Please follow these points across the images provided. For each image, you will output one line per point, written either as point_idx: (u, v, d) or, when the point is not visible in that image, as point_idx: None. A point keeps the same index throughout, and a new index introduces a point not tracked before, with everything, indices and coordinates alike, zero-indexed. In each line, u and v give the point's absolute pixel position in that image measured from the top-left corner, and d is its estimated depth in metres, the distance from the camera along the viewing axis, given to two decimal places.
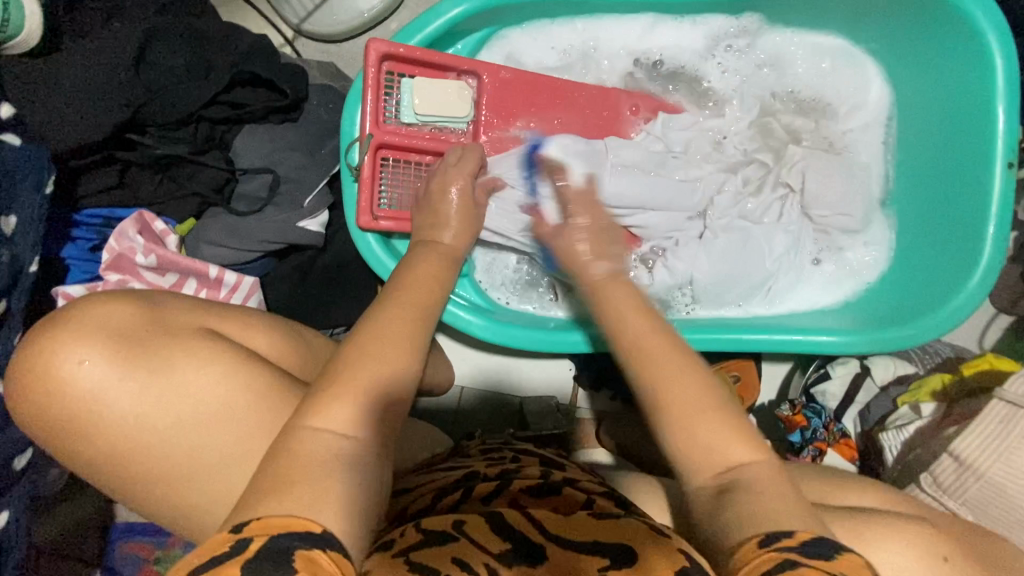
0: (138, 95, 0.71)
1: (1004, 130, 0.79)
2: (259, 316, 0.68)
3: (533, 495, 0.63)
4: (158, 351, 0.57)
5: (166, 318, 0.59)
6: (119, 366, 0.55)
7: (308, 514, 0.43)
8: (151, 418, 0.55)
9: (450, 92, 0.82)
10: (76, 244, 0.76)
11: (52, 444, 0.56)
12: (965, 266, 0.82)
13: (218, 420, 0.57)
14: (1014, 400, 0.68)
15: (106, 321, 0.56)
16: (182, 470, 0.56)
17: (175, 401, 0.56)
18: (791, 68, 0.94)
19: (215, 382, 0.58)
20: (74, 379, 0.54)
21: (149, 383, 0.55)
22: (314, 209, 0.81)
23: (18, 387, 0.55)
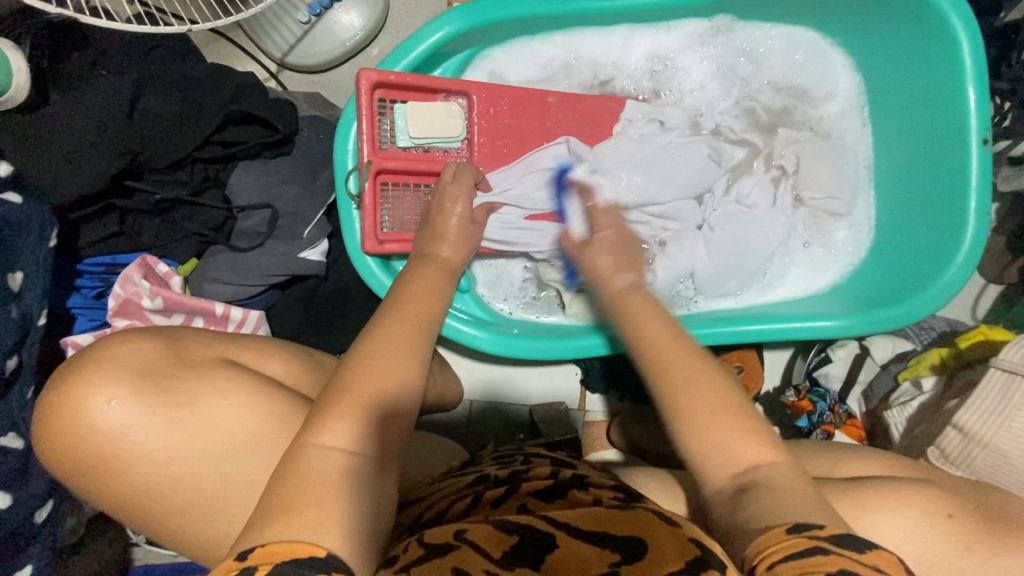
0: (136, 143, 0.72)
1: (975, 108, 0.82)
2: (255, 342, 0.70)
3: (539, 499, 0.65)
4: (182, 388, 0.59)
5: (186, 354, 0.63)
6: (145, 404, 0.57)
7: (312, 539, 0.45)
8: (182, 454, 0.58)
9: (440, 112, 0.83)
10: (81, 292, 0.77)
11: (81, 484, 0.58)
12: (951, 242, 0.84)
13: (244, 450, 0.60)
14: (1011, 368, 0.70)
15: (130, 361, 0.58)
16: (214, 502, 0.59)
17: (204, 434, 0.59)
18: (768, 63, 0.97)
19: (239, 413, 0.61)
20: (103, 422, 0.55)
21: (176, 419, 0.58)
22: (313, 239, 0.82)
23: (43, 431, 0.57)
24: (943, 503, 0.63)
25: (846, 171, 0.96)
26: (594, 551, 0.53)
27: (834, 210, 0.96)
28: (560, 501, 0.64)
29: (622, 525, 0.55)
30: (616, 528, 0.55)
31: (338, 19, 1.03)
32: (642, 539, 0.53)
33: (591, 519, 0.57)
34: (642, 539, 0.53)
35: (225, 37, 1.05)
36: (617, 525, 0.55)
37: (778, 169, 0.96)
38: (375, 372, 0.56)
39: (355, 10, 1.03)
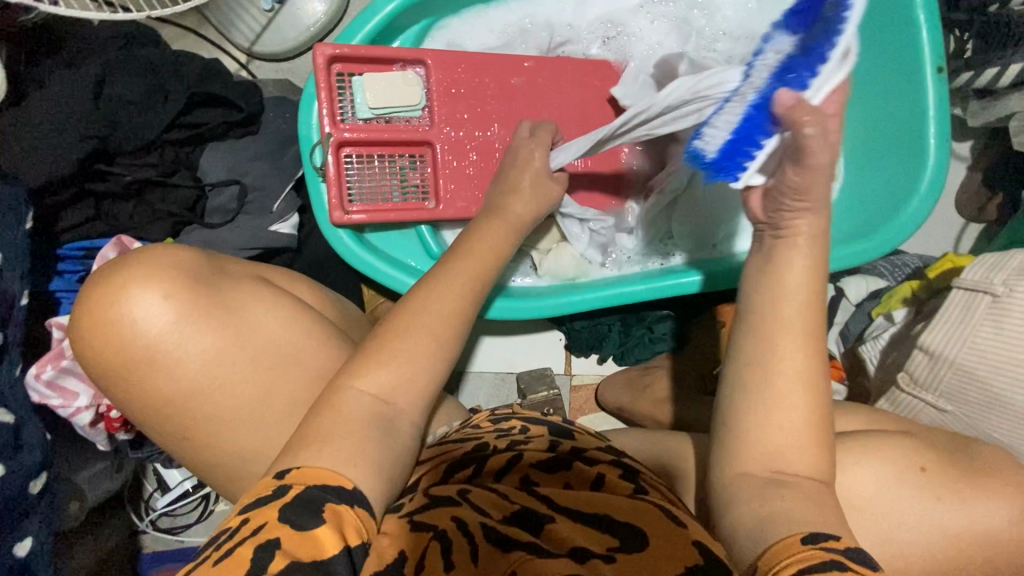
0: (103, 127, 0.75)
1: (928, 38, 0.82)
2: (287, 272, 0.76)
3: (545, 471, 0.66)
4: (238, 295, 0.64)
5: (227, 270, 0.67)
6: (191, 307, 0.61)
7: (338, 471, 0.53)
8: (227, 356, 0.62)
9: (398, 81, 0.85)
10: (64, 277, 0.80)
11: (117, 390, 0.61)
12: (914, 175, 0.85)
13: (279, 361, 0.64)
14: (971, 286, 0.70)
15: (193, 266, 0.64)
16: (240, 412, 0.63)
17: (250, 340, 0.63)
18: (724, 14, 0.97)
19: (279, 323, 0.65)
20: (161, 312, 0.60)
21: (219, 324, 0.62)
22: (283, 212, 0.85)
23: (88, 326, 0.60)
24: (918, 456, 0.65)
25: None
26: (596, 534, 0.54)
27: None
28: (564, 474, 0.65)
29: (626, 514, 0.56)
30: (621, 516, 0.56)
31: (301, 6, 1.06)
32: (645, 534, 0.54)
33: (595, 504, 0.58)
34: (644, 532, 0.54)
35: (195, 32, 1.08)
36: (627, 515, 0.56)
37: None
38: (370, 368, 0.60)
39: None
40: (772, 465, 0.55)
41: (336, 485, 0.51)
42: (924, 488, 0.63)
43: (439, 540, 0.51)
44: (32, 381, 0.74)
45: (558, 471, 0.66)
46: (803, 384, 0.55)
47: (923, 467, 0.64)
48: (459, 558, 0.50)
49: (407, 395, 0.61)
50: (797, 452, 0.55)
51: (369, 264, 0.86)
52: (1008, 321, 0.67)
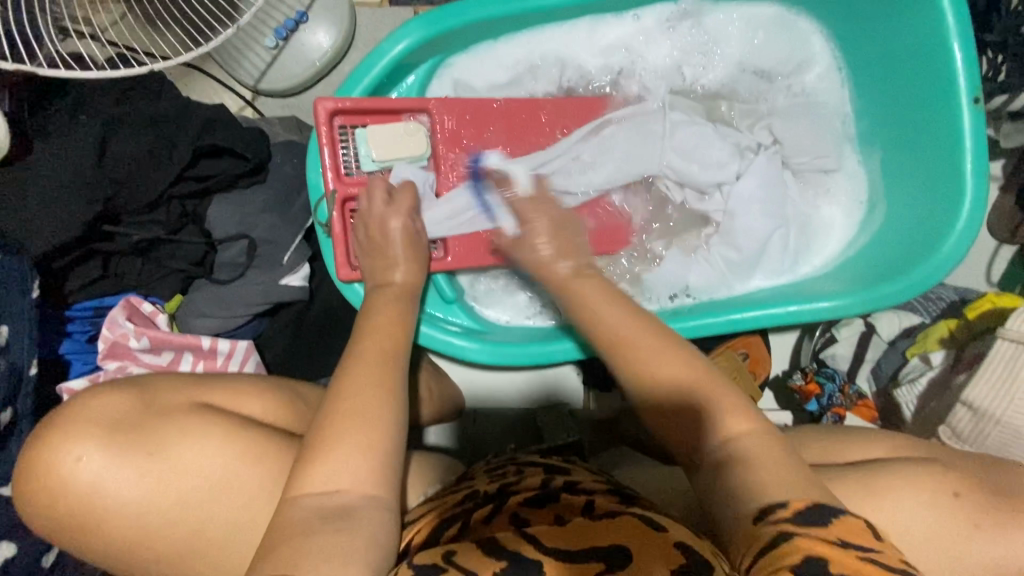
0: (108, 189, 0.73)
1: (962, 66, 0.78)
2: (239, 380, 0.70)
3: (532, 506, 0.63)
4: (155, 438, 0.60)
5: (157, 402, 0.63)
6: (118, 453, 0.58)
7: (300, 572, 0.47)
8: (156, 505, 0.59)
9: (399, 131, 0.83)
10: (73, 338, 0.78)
11: (79, 521, 0.57)
12: (948, 209, 0.80)
13: (236, 476, 0.61)
14: (1018, 338, 0.67)
15: (96, 415, 0.60)
16: (202, 544, 0.60)
17: (177, 481, 0.59)
18: (729, 46, 0.93)
19: (216, 444, 0.62)
20: (76, 478, 0.57)
21: (147, 466, 0.59)
22: (293, 264, 0.82)
23: (26, 494, 0.58)
24: (949, 481, 0.61)
25: (825, 139, 0.92)
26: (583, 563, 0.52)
27: (821, 173, 0.93)
28: (553, 506, 0.62)
29: (606, 535, 0.55)
30: (599, 541, 0.54)
31: (306, 41, 1.03)
32: (627, 547, 0.53)
33: (582, 534, 0.56)
34: (628, 549, 0.53)
35: (200, 71, 1.07)
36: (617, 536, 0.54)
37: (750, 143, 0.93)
38: None
39: (321, 30, 1.03)
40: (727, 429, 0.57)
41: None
42: (976, 555, 0.57)
43: None
44: None
45: (547, 503, 0.63)
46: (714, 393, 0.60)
47: (956, 492, 0.60)
48: None
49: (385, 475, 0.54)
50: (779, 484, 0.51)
51: None
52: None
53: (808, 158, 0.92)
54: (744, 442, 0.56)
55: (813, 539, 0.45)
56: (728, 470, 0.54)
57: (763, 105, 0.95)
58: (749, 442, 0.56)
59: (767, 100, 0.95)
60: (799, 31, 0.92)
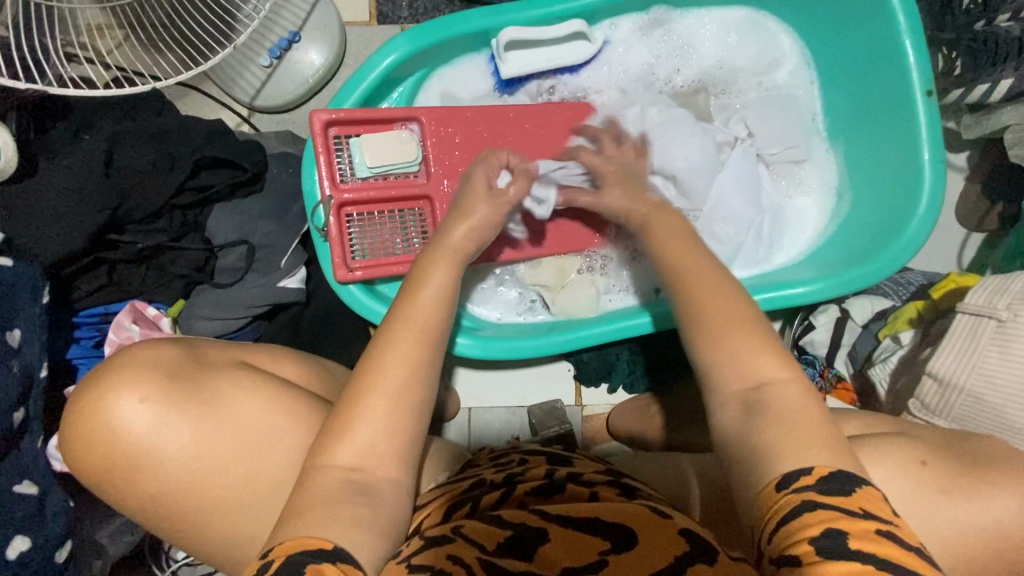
0: (114, 199, 0.77)
1: (915, 62, 0.83)
2: (269, 348, 0.76)
3: (537, 496, 0.65)
4: (208, 388, 0.66)
5: (206, 358, 0.70)
6: (174, 399, 0.64)
7: (318, 534, 0.51)
8: (203, 452, 0.64)
9: (393, 139, 0.88)
10: (80, 344, 0.81)
11: (124, 466, 0.63)
12: (910, 195, 0.85)
13: (266, 444, 0.66)
14: (975, 311, 0.71)
15: (156, 363, 0.66)
16: (227, 502, 0.65)
17: (227, 428, 0.65)
18: (705, 47, 0.98)
19: (258, 405, 0.67)
20: (132, 420, 0.63)
21: (199, 412, 0.65)
22: (290, 268, 0.86)
23: (79, 435, 0.63)
24: (915, 449, 0.62)
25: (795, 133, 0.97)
26: (584, 539, 0.56)
27: (792, 163, 0.98)
28: (560, 498, 0.65)
29: (615, 514, 0.58)
30: (605, 516, 0.58)
31: (299, 59, 1.09)
32: (637, 532, 0.56)
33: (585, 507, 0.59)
34: (634, 533, 0.56)
35: (198, 90, 1.12)
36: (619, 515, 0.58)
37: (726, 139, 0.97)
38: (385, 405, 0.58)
39: (314, 48, 1.09)
40: (751, 381, 0.55)
41: (315, 546, 0.50)
42: (953, 523, 0.59)
43: None
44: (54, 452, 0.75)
45: (553, 495, 0.65)
46: (745, 331, 0.57)
47: (923, 460, 0.61)
48: None
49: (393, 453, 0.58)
50: (800, 445, 0.50)
51: (378, 314, 0.87)
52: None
53: (779, 149, 0.96)
54: (781, 388, 0.54)
55: (834, 510, 0.45)
56: (755, 423, 0.52)
57: (734, 104, 1.00)
58: (783, 391, 0.54)
59: (741, 95, 1.00)
60: (766, 33, 0.98)
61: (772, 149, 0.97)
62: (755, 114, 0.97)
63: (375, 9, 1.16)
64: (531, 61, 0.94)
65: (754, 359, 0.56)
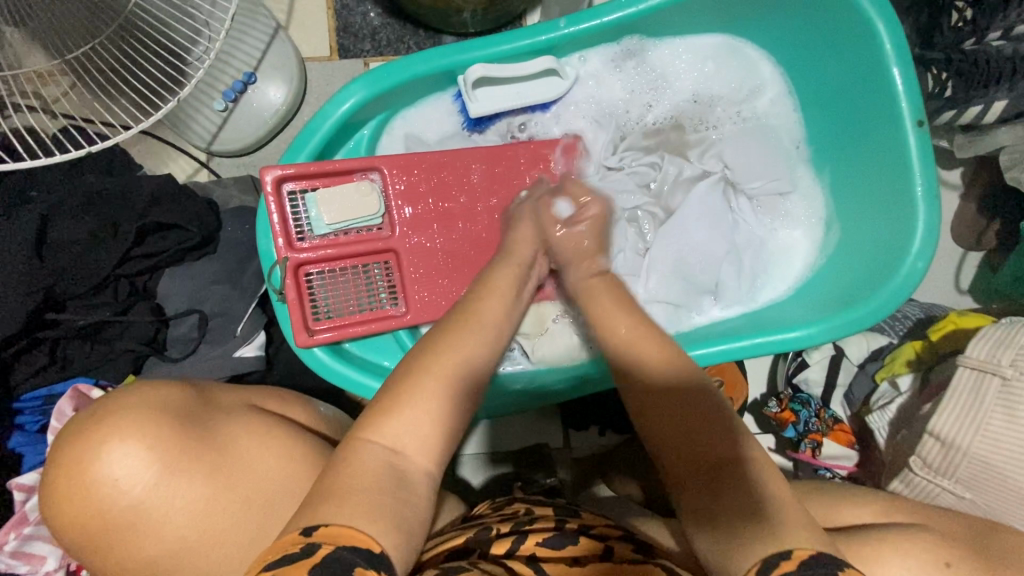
0: (48, 276, 0.72)
1: (904, 89, 0.78)
2: (277, 391, 0.74)
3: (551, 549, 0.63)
4: (217, 436, 0.61)
5: (215, 400, 0.65)
6: (180, 450, 0.58)
7: (364, 530, 0.46)
8: (210, 508, 0.58)
9: (352, 193, 0.82)
10: (24, 430, 0.76)
11: (118, 525, 0.56)
12: (905, 228, 0.80)
13: (278, 497, 0.61)
14: (978, 365, 0.66)
15: (161, 404, 0.60)
16: (229, 563, 0.58)
17: (239, 479, 0.60)
18: (679, 78, 0.94)
19: (272, 459, 0.62)
20: (129, 476, 0.56)
21: (207, 464, 0.59)
22: (247, 335, 0.81)
23: (63, 491, 0.56)
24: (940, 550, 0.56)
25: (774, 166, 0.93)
26: None
27: (775, 195, 0.93)
28: (571, 548, 0.63)
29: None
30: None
31: (257, 100, 1.03)
32: None
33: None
34: None
35: (152, 136, 1.07)
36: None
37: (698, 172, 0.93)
38: None
39: (272, 89, 1.03)
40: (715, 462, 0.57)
41: (364, 545, 0.45)
42: None
43: None
44: None
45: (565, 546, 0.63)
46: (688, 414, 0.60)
47: (948, 563, 0.56)
48: None
49: None
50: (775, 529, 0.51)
51: (346, 378, 0.82)
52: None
53: (761, 182, 0.92)
54: (747, 468, 0.56)
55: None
56: (726, 498, 0.54)
57: (711, 133, 0.94)
58: (749, 469, 0.56)
59: (718, 127, 0.94)
60: (742, 60, 0.93)
61: (752, 179, 0.92)
62: (732, 145, 0.93)
63: (336, 43, 1.10)
64: (499, 99, 0.88)
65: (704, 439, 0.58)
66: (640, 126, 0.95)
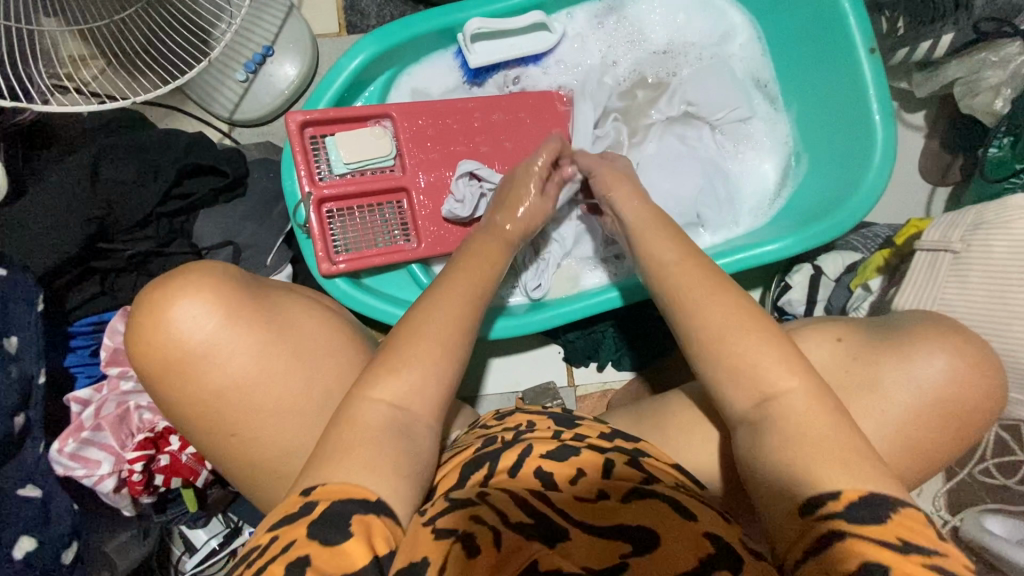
0: (101, 209, 0.80)
1: (855, 21, 0.87)
2: (305, 293, 0.80)
3: (552, 456, 0.59)
4: (275, 305, 0.69)
5: (262, 281, 0.72)
6: (244, 307, 0.65)
7: (359, 484, 0.52)
8: (267, 360, 0.66)
9: (368, 136, 0.91)
10: (76, 352, 0.84)
11: (187, 370, 0.64)
12: (865, 147, 0.88)
13: (324, 360, 0.69)
14: (932, 247, 0.76)
15: (225, 272, 0.68)
16: (279, 417, 0.66)
17: (293, 339, 0.68)
18: (656, 31, 1.04)
19: (319, 328, 0.71)
20: (201, 321, 0.64)
21: (266, 323, 0.67)
22: (275, 265, 0.91)
23: (145, 327, 0.64)
24: (830, 329, 0.71)
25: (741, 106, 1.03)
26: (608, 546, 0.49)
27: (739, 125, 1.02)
28: (574, 458, 0.58)
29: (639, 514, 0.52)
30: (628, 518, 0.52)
31: (274, 72, 1.13)
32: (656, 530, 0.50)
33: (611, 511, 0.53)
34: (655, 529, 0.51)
35: (179, 109, 1.16)
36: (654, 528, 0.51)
37: (667, 117, 1.03)
38: (377, 379, 0.58)
39: (287, 62, 1.13)
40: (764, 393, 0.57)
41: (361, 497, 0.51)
42: None
43: (461, 542, 0.48)
44: (55, 455, 0.77)
45: (567, 453, 0.59)
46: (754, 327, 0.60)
47: (837, 338, 0.70)
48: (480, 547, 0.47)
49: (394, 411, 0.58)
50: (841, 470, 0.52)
51: (365, 304, 0.90)
52: (1013, 225, 0.72)
53: (725, 115, 1.02)
54: (785, 401, 0.56)
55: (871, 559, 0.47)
56: (768, 427, 0.56)
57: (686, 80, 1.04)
58: (800, 401, 0.56)
59: (686, 74, 1.04)
60: (711, 12, 1.03)
61: (722, 117, 1.02)
62: (703, 87, 1.02)
63: (344, 20, 1.20)
64: (495, 51, 0.98)
65: (780, 370, 0.57)
66: (623, 75, 1.04)
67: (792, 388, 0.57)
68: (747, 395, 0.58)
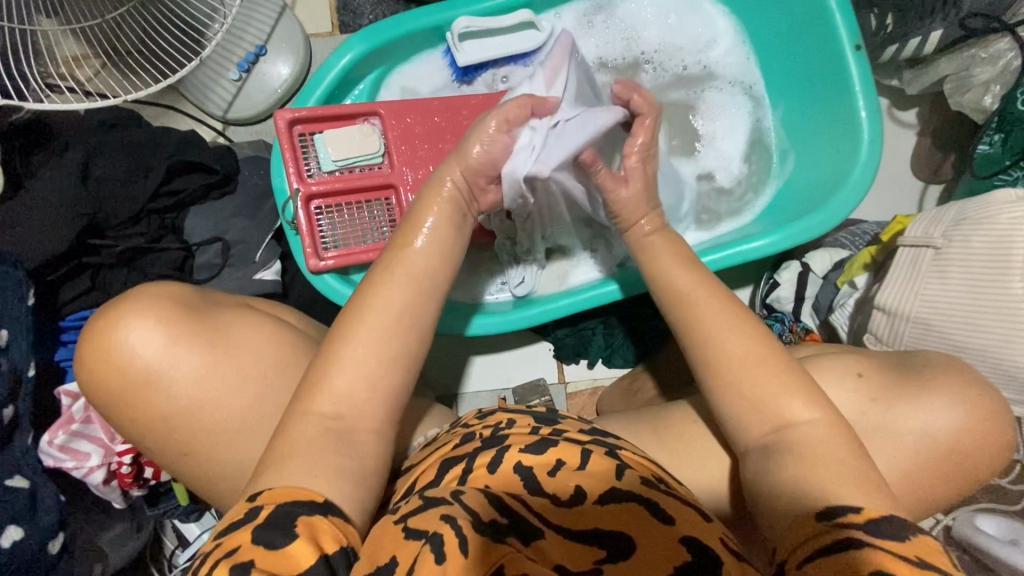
0: (92, 205, 0.82)
1: (841, 18, 0.87)
2: (268, 300, 0.80)
3: (531, 453, 0.59)
4: (221, 322, 0.69)
5: (214, 297, 0.73)
6: (184, 328, 0.66)
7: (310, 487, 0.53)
8: (213, 378, 0.67)
9: (354, 133, 0.92)
10: (68, 346, 0.86)
11: (145, 383, 0.65)
12: (851, 145, 0.88)
13: (278, 372, 0.69)
14: (915, 242, 0.78)
15: (168, 293, 0.69)
16: (233, 432, 0.67)
17: (238, 356, 0.68)
18: (645, 31, 1.04)
19: (268, 342, 0.70)
20: (142, 343, 0.65)
21: (209, 342, 0.67)
22: (265, 261, 0.91)
23: (91, 355, 0.65)
24: (853, 364, 0.71)
25: (727, 107, 1.03)
26: (578, 548, 0.51)
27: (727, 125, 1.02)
28: (553, 452, 0.58)
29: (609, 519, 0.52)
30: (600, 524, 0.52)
31: (268, 71, 1.14)
32: (629, 535, 0.51)
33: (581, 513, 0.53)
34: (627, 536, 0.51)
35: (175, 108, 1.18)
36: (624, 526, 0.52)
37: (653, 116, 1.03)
38: (355, 372, 0.60)
39: (280, 61, 1.14)
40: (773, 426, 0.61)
41: (307, 497, 0.52)
42: None
43: (430, 542, 0.47)
44: (45, 447, 0.79)
45: (547, 450, 0.59)
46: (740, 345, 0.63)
47: (860, 373, 0.70)
48: (447, 546, 0.46)
49: (374, 403, 0.60)
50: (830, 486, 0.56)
51: None
52: (994, 221, 0.71)
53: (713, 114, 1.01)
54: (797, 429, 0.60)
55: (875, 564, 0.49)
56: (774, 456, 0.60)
57: (674, 79, 1.04)
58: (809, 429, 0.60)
59: (674, 73, 1.04)
60: (699, 12, 1.03)
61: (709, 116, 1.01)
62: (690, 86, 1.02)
63: (338, 20, 1.22)
64: (484, 50, 0.99)
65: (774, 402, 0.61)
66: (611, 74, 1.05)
67: (789, 410, 0.61)
68: (756, 421, 0.62)
